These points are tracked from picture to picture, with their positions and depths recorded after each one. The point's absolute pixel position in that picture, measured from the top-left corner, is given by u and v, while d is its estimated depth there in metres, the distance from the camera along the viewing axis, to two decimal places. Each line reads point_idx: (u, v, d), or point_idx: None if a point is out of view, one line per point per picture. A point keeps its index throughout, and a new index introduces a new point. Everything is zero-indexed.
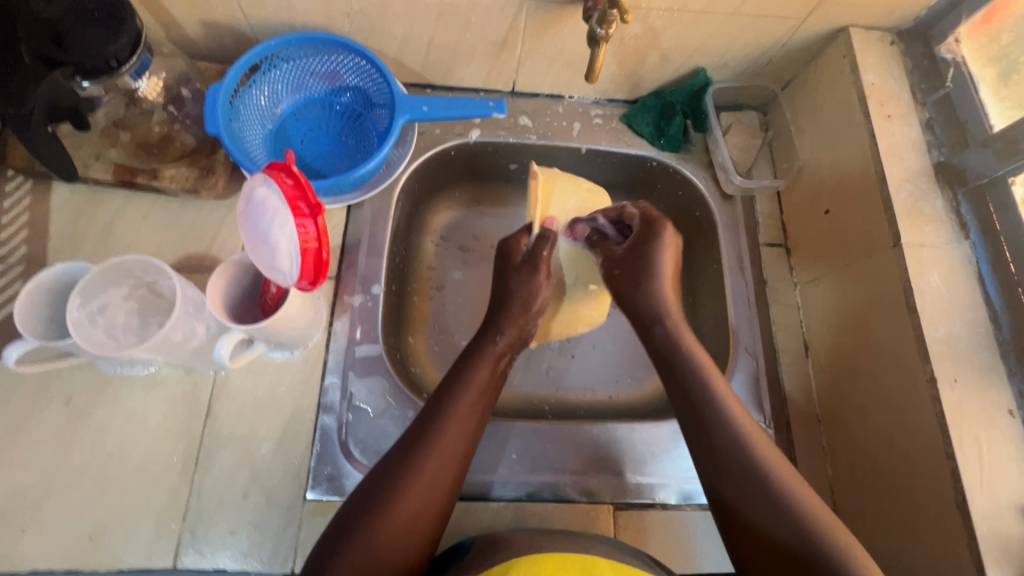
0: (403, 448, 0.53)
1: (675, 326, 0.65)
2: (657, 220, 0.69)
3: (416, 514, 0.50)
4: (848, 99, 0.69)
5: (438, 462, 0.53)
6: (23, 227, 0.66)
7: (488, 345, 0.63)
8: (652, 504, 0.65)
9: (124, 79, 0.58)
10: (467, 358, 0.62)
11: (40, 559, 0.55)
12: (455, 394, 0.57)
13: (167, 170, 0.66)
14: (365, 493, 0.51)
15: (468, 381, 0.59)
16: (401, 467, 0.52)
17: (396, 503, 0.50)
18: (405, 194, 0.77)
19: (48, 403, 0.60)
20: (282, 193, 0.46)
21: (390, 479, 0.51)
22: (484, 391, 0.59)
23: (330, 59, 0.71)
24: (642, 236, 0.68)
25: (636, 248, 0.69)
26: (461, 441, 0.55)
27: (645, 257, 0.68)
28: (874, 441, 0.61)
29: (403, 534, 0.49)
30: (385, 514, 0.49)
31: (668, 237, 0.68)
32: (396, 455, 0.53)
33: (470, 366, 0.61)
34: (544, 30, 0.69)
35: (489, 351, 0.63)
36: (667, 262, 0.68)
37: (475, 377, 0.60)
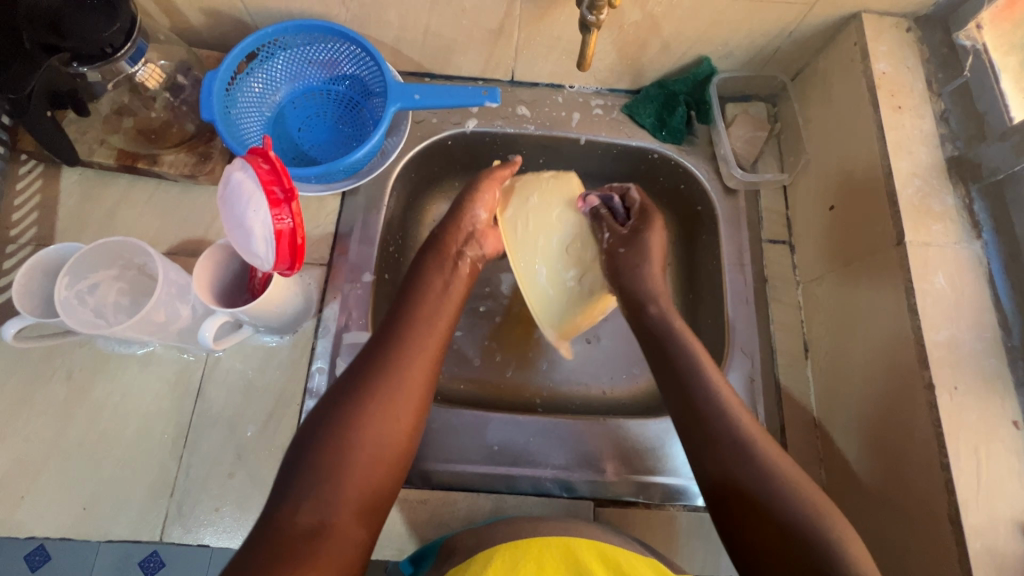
0: (366, 353, 0.54)
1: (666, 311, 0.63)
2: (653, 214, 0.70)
3: (390, 410, 0.50)
4: (857, 89, 0.65)
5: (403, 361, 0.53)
6: (35, 209, 0.68)
7: (441, 258, 0.64)
8: (634, 502, 0.64)
9: (120, 65, 0.59)
10: (425, 266, 0.63)
11: (38, 526, 0.58)
12: (412, 299, 0.59)
13: (166, 156, 0.67)
14: (333, 395, 0.50)
15: (425, 286, 0.60)
16: (366, 368, 0.52)
17: (367, 401, 0.49)
18: (401, 183, 0.77)
19: (50, 378, 0.63)
20: (258, 178, 0.47)
21: (359, 376, 0.51)
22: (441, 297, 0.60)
23: (327, 47, 0.71)
24: (643, 221, 0.68)
25: (638, 230, 0.68)
26: (427, 338, 0.56)
27: (633, 244, 0.67)
28: (870, 449, 0.59)
29: (379, 426, 0.49)
30: (363, 405, 0.49)
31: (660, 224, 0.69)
32: (360, 359, 0.53)
33: (426, 275, 0.62)
34: (540, 17, 0.68)
35: (447, 257, 0.64)
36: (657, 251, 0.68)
37: (431, 282, 0.61)
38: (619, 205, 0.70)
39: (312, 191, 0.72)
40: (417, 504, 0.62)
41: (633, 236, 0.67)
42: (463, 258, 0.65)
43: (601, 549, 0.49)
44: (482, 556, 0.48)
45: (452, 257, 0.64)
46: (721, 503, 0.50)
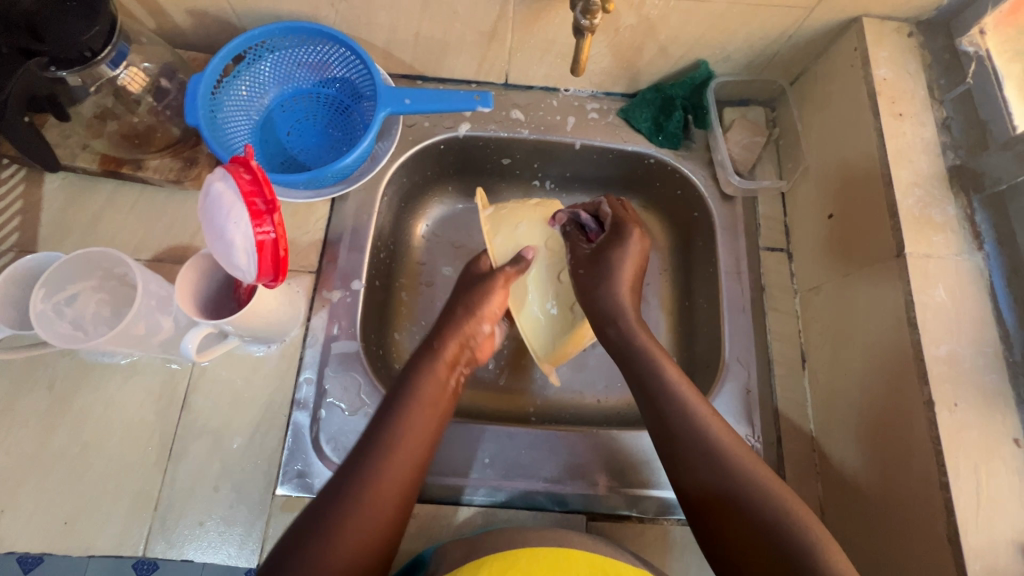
0: (356, 458, 0.51)
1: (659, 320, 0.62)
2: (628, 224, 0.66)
3: (367, 540, 0.48)
4: (858, 95, 0.64)
5: (394, 472, 0.51)
6: (17, 214, 0.67)
7: (441, 346, 0.62)
8: (627, 516, 0.63)
9: (101, 69, 0.57)
10: (421, 364, 0.60)
11: (18, 540, 0.57)
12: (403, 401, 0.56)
13: (150, 161, 0.66)
14: (311, 516, 0.48)
15: (419, 389, 0.57)
16: (354, 479, 0.50)
17: (344, 530, 0.47)
18: (392, 188, 0.76)
19: (31, 389, 0.62)
20: (238, 188, 0.45)
21: (347, 490, 0.49)
22: (440, 395, 0.58)
23: (316, 50, 0.70)
24: (616, 235, 0.65)
25: (605, 244, 0.65)
26: (414, 456, 0.53)
27: (612, 252, 0.64)
28: (868, 464, 0.58)
29: (362, 547, 0.47)
30: (348, 521, 0.47)
31: (636, 237, 0.66)
32: (342, 473, 0.50)
33: (419, 375, 0.58)
34: (533, 20, 0.66)
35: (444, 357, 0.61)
36: (631, 264, 0.65)
37: (428, 387, 0.58)
38: (590, 220, 0.67)
39: (301, 197, 0.71)
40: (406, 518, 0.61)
41: (598, 254, 0.65)
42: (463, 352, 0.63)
43: (589, 557, 0.49)
44: (478, 561, 0.48)
45: (449, 357, 0.61)
46: (715, 521, 0.49)
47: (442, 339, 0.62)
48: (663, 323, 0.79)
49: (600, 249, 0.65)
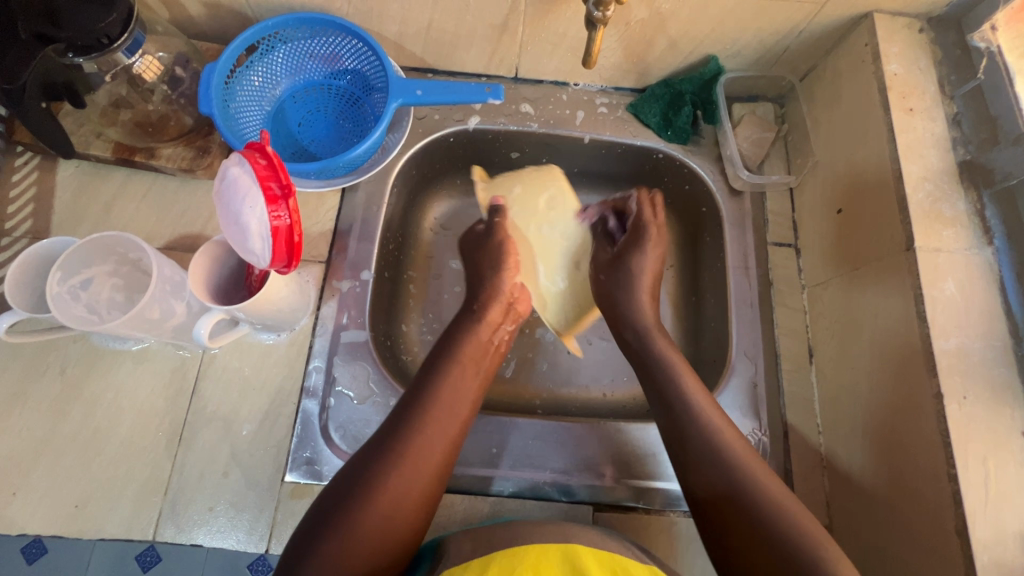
0: (387, 429, 0.52)
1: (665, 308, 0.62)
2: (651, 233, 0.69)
3: (397, 509, 0.48)
4: (868, 90, 0.64)
5: (424, 441, 0.52)
6: (30, 201, 0.68)
7: (472, 324, 0.63)
8: (635, 507, 0.63)
9: (117, 57, 0.58)
10: (455, 341, 0.61)
11: (29, 523, 0.58)
12: (434, 377, 0.56)
13: (163, 150, 0.67)
14: (354, 468, 0.50)
15: (452, 365, 0.58)
16: (383, 449, 0.50)
17: (374, 499, 0.47)
18: (402, 180, 0.76)
19: (42, 373, 0.62)
20: (254, 173, 0.45)
21: (376, 459, 0.50)
22: (470, 367, 0.59)
23: (329, 42, 0.70)
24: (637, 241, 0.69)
25: (624, 247, 0.70)
26: (446, 431, 0.53)
27: (632, 253, 0.69)
28: (876, 457, 0.58)
29: (390, 512, 0.48)
30: (375, 488, 0.48)
31: (657, 238, 0.69)
32: (372, 445, 0.51)
33: (457, 342, 0.60)
34: (545, 14, 0.67)
35: (477, 334, 0.62)
36: (650, 262, 0.68)
37: (461, 363, 0.58)
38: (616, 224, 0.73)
39: (312, 187, 0.71)
40: None
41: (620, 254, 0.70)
42: (498, 331, 0.64)
43: (605, 557, 0.49)
44: (515, 551, 0.48)
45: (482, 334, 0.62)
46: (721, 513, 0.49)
47: (477, 317, 0.63)
48: (669, 318, 0.80)
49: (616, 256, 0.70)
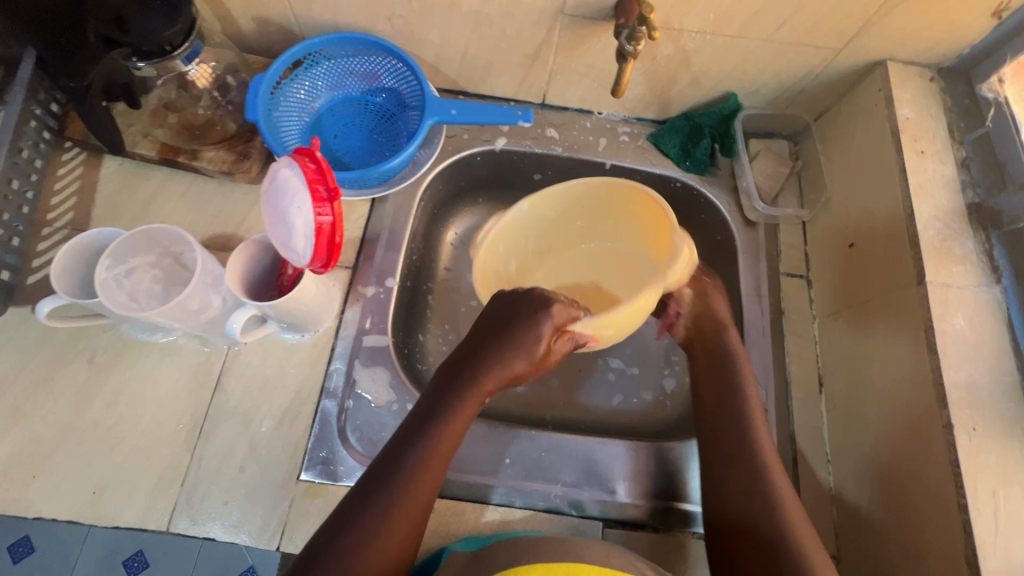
0: (360, 498, 0.53)
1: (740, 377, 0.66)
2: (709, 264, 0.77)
3: None
4: (880, 132, 0.67)
5: (398, 516, 0.52)
6: (74, 194, 0.72)
7: (459, 385, 0.59)
8: (644, 525, 0.64)
9: (176, 64, 0.61)
10: (442, 404, 0.58)
11: (46, 507, 0.58)
12: (418, 439, 0.56)
13: (206, 152, 0.70)
14: (325, 537, 0.51)
15: (435, 436, 0.56)
16: (355, 522, 0.51)
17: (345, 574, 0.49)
18: (429, 194, 0.79)
19: (71, 360, 0.64)
20: (303, 176, 0.48)
21: (347, 531, 0.51)
22: (453, 435, 0.57)
23: (370, 61, 0.74)
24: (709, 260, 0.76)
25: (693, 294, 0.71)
26: (417, 510, 0.53)
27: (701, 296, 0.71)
28: (885, 486, 0.59)
29: None
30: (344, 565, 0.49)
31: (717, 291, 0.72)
32: (342, 521, 0.52)
33: (441, 406, 0.58)
34: (576, 45, 0.71)
35: (470, 398, 0.58)
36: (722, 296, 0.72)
37: (446, 435, 0.56)
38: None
39: (344, 195, 0.74)
40: None
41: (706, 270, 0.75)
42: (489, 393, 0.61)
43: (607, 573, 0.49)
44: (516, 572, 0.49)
45: (474, 397, 0.59)
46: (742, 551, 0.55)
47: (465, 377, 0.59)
48: None
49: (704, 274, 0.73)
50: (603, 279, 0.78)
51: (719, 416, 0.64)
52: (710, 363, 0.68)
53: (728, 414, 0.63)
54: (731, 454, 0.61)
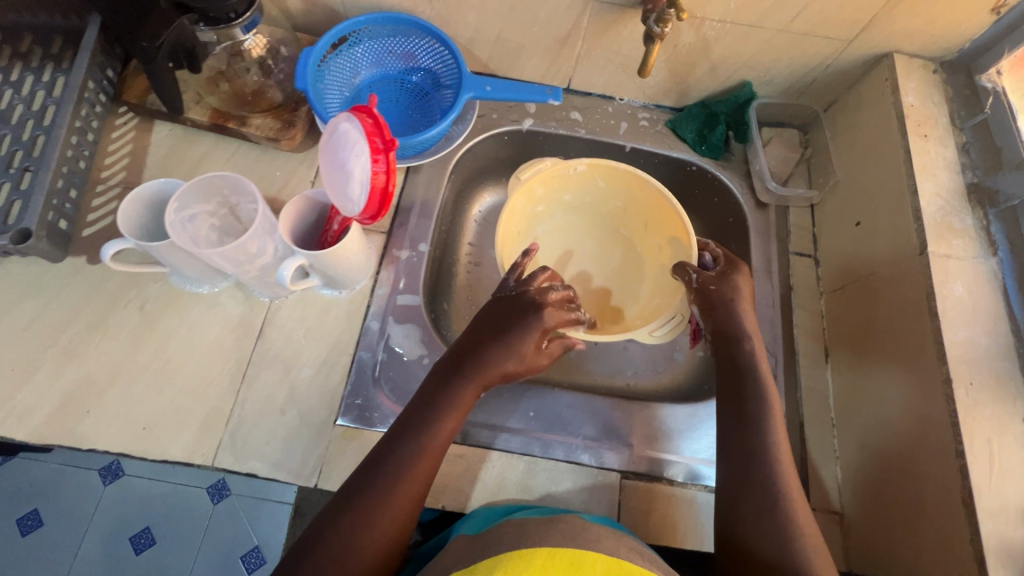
0: (357, 485, 0.54)
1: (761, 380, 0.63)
2: (737, 262, 0.72)
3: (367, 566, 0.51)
4: (887, 118, 0.72)
5: (394, 503, 0.53)
6: (126, 155, 0.77)
7: (455, 378, 0.60)
8: (659, 478, 0.67)
9: (235, 32, 0.66)
10: (441, 397, 0.59)
11: (99, 440, 0.62)
12: (415, 429, 0.57)
13: (254, 120, 0.75)
14: (324, 521, 0.53)
15: (433, 428, 0.57)
16: (352, 508, 0.53)
17: (344, 556, 0.50)
18: (458, 169, 0.84)
19: (123, 306, 0.68)
20: (362, 128, 0.52)
21: (344, 515, 0.52)
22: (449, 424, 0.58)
23: (409, 42, 0.79)
24: (731, 265, 0.70)
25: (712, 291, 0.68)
26: (414, 499, 0.55)
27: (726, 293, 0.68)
28: (887, 443, 0.63)
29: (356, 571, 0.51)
30: (341, 549, 0.51)
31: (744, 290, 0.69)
32: (339, 506, 0.53)
33: (438, 397, 0.59)
34: (603, 31, 0.76)
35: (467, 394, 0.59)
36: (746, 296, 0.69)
37: (443, 428, 0.58)
38: (708, 261, 0.73)
39: None
40: (455, 459, 0.65)
41: (722, 277, 0.69)
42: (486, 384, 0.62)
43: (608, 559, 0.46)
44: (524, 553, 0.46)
45: (471, 391, 0.60)
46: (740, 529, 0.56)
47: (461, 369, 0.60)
48: None
49: (709, 284, 0.68)
50: (604, 266, 0.85)
51: (736, 416, 0.62)
52: (731, 367, 0.65)
53: (743, 413, 0.62)
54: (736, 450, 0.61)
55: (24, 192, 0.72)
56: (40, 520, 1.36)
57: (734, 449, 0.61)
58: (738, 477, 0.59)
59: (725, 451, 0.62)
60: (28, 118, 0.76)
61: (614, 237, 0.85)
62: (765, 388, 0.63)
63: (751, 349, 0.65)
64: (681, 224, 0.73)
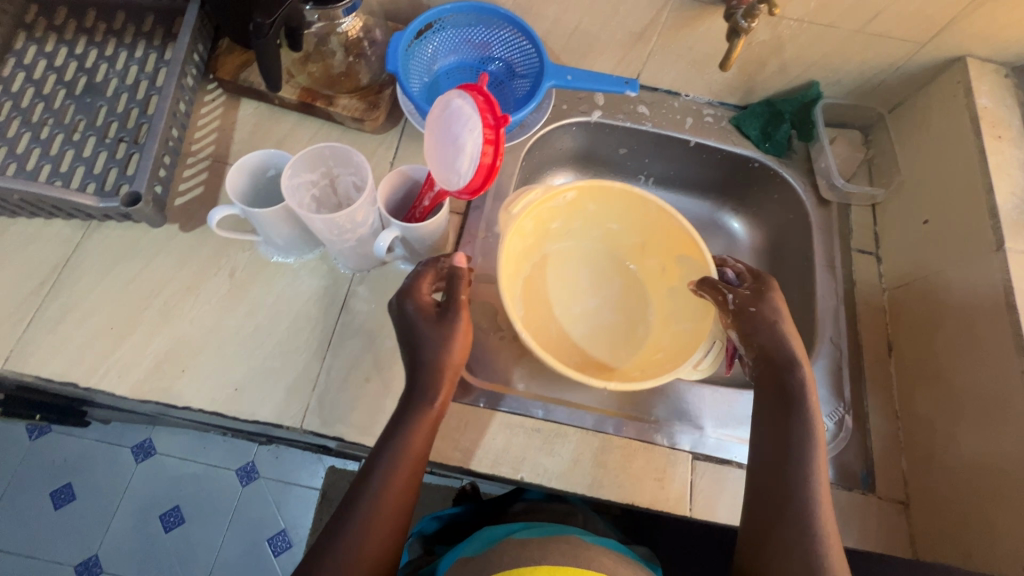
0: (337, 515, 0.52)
1: (805, 407, 0.56)
2: (769, 276, 0.64)
3: None
4: (959, 119, 0.74)
5: (372, 539, 0.50)
6: (214, 130, 0.79)
7: (415, 404, 0.56)
8: (728, 461, 0.68)
9: (336, 14, 0.69)
10: (400, 418, 0.56)
11: (194, 398, 0.64)
12: (380, 457, 0.54)
13: (340, 100, 0.77)
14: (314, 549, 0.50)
15: (399, 454, 0.54)
16: (335, 538, 0.50)
17: None
18: (528, 156, 0.86)
19: (215, 273, 0.70)
20: (476, 104, 0.55)
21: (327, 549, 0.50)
22: (413, 449, 0.54)
23: (488, 32, 0.82)
24: (759, 280, 0.64)
25: (749, 315, 0.60)
26: (393, 518, 0.52)
27: (766, 314, 0.60)
28: (961, 433, 0.65)
29: None
30: None
31: (784, 309, 0.61)
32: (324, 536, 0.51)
33: (401, 425, 0.55)
34: (681, 27, 0.78)
35: (421, 412, 0.55)
36: (788, 315, 0.61)
37: (404, 447, 0.54)
38: (730, 276, 0.67)
39: None
40: (532, 432, 0.67)
41: (758, 294, 0.62)
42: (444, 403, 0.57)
43: None
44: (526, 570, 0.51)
45: (429, 410, 0.56)
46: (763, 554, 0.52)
47: (420, 396, 0.56)
48: None
49: (747, 304, 0.61)
50: (607, 295, 0.83)
51: (776, 445, 0.56)
52: (774, 398, 0.58)
53: (783, 438, 0.56)
54: (762, 476, 0.55)
55: (120, 161, 0.75)
56: (73, 494, 1.36)
57: (761, 476, 0.56)
58: (765, 502, 0.54)
59: (755, 476, 0.56)
60: (122, 91, 0.79)
61: (610, 263, 0.84)
62: (809, 411, 0.56)
63: (802, 377, 0.57)
64: (695, 248, 0.69)
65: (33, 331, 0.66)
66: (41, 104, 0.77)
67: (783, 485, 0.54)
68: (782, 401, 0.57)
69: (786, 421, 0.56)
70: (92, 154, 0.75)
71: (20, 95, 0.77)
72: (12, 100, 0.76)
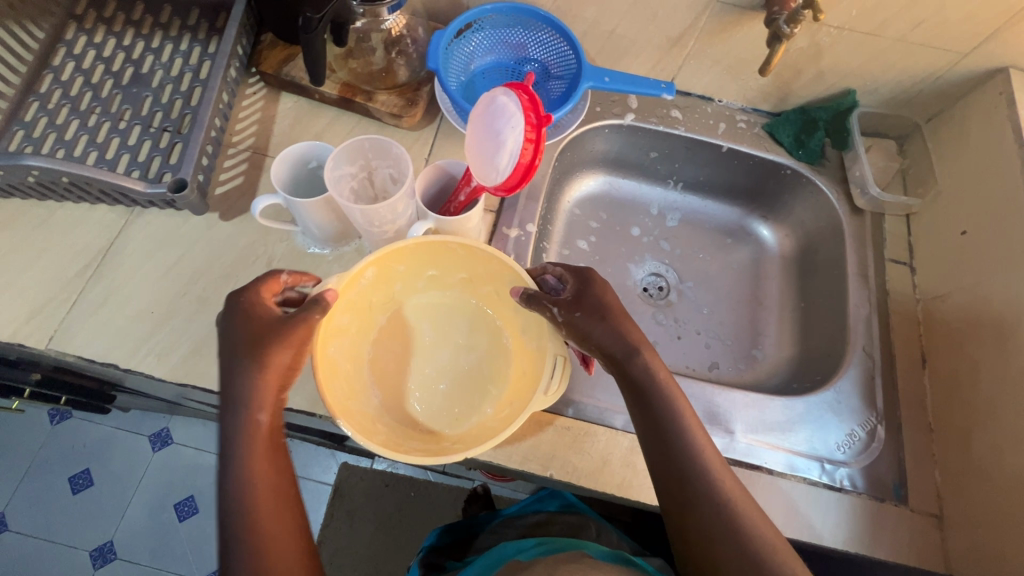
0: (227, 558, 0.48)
1: (667, 396, 0.54)
2: (584, 269, 0.60)
3: None
4: (1001, 130, 0.73)
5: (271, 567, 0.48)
6: (255, 122, 0.81)
7: (239, 432, 0.52)
8: (758, 467, 0.67)
9: (381, 10, 0.69)
10: (230, 451, 0.51)
11: None
12: (234, 491, 0.50)
13: (380, 96, 0.79)
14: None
15: (247, 480, 0.50)
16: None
17: None
18: (561, 157, 0.87)
19: (254, 262, 0.71)
20: (520, 103, 0.56)
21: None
22: (268, 468, 0.51)
23: (525, 33, 0.83)
24: (580, 282, 0.58)
25: (580, 316, 0.56)
26: (285, 532, 0.50)
27: (587, 309, 0.56)
28: (998, 446, 0.64)
29: None
30: None
31: (607, 295, 0.58)
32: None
33: (240, 458, 0.51)
34: (718, 32, 0.79)
35: (249, 437, 0.51)
36: (613, 299, 0.58)
37: (256, 473, 0.51)
38: (554, 283, 0.61)
39: None
40: (562, 430, 0.67)
41: (582, 296, 0.57)
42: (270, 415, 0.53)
43: None
44: None
45: (253, 429, 0.52)
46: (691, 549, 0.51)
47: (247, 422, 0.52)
48: (777, 323, 0.89)
49: (573, 311, 0.56)
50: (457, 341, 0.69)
51: (657, 440, 0.54)
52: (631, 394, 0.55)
53: (659, 427, 0.54)
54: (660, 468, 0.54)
55: (164, 149, 0.77)
56: (91, 480, 1.38)
57: (657, 469, 0.54)
58: (675, 492, 0.53)
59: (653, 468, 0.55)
60: (167, 82, 0.81)
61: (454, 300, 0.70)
62: (671, 397, 0.55)
63: (646, 363, 0.55)
64: (515, 279, 0.61)
65: (76, 313, 0.67)
66: (90, 92, 0.79)
67: (682, 476, 0.52)
68: (640, 399, 0.55)
69: (654, 415, 0.54)
70: (137, 142, 0.77)
71: (69, 83, 0.79)
72: (62, 88, 0.78)
